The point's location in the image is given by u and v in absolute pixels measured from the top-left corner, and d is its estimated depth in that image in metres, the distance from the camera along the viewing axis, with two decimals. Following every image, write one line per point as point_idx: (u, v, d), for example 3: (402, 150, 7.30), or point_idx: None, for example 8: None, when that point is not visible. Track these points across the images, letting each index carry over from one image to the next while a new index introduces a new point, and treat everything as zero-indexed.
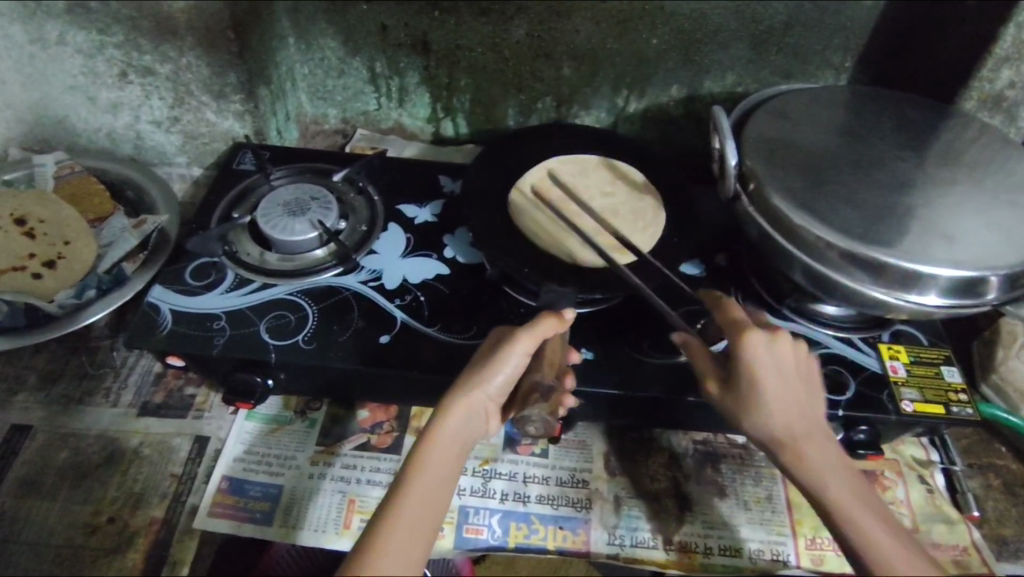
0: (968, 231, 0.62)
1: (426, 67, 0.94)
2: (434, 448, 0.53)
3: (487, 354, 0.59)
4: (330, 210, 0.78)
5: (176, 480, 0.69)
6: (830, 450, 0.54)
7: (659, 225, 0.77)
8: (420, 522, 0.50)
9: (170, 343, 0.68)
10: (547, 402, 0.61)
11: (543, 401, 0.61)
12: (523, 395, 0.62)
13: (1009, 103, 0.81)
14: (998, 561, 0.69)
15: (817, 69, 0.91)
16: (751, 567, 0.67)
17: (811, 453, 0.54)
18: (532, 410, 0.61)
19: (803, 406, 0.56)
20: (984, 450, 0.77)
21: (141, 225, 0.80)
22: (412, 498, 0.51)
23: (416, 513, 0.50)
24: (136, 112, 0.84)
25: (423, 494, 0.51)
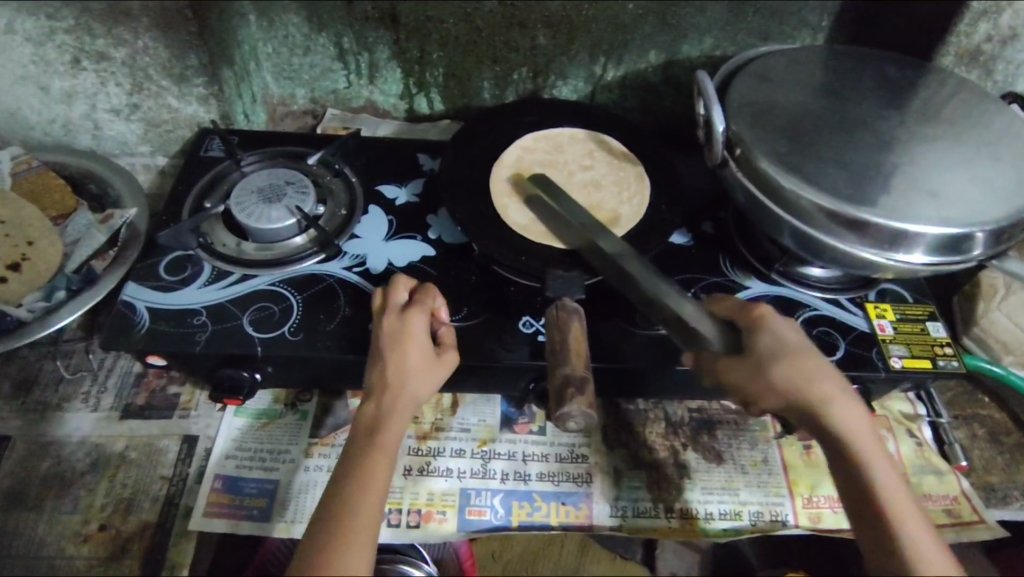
0: (955, 187, 0.63)
1: (396, 41, 0.91)
2: (377, 477, 0.55)
3: (406, 363, 0.59)
4: (306, 195, 0.75)
5: (167, 482, 0.67)
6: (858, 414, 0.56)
7: (643, 195, 0.76)
8: (366, 549, 0.51)
9: (149, 342, 0.65)
10: (584, 394, 0.52)
11: (583, 393, 0.52)
12: (556, 392, 0.52)
13: (985, 57, 0.81)
14: (987, 508, 0.71)
15: (794, 29, 0.90)
16: (751, 529, 0.68)
17: (835, 410, 0.56)
18: (572, 405, 0.51)
19: (816, 367, 0.58)
20: (968, 402, 0.79)
21: (108, 220, 0.76)
22: (357, 527, 0.52)
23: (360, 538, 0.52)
24: (92, 100, 0.80)
25: (367, 524, 0.53)
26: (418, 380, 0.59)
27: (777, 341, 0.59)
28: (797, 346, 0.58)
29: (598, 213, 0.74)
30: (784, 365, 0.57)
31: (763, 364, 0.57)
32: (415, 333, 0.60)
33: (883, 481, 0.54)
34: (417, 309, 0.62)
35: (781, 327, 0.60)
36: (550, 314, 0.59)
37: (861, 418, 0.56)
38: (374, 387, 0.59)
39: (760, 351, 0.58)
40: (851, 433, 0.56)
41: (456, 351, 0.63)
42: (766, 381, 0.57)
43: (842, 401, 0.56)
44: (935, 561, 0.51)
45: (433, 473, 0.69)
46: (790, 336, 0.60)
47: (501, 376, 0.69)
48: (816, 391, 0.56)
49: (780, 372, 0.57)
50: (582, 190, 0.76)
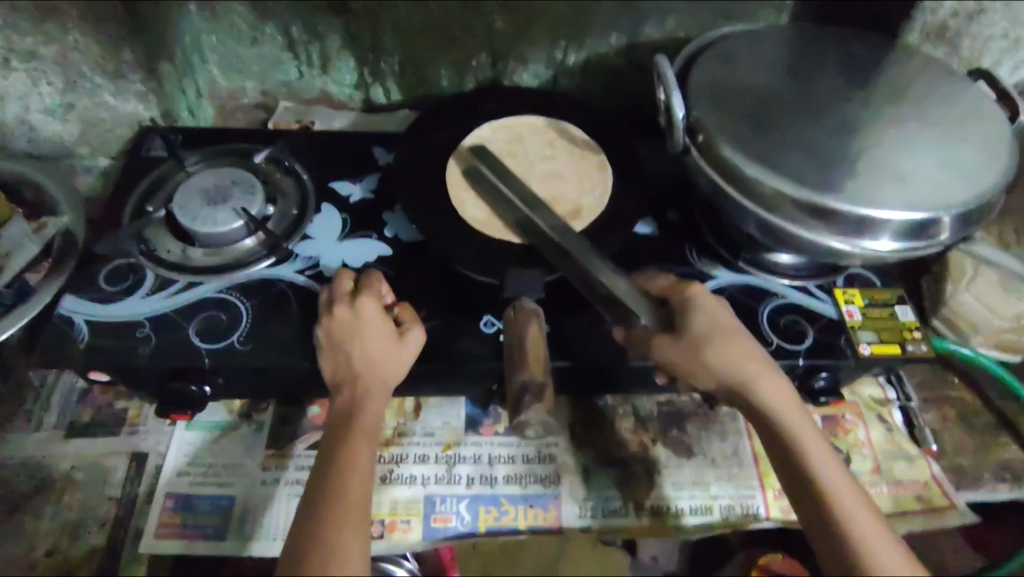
0: (921, 170, 0.61)
1: (347, 29, 0.87)
2: (361, 454, 0.55)
3: (370, 350, 0.59)
4: (254, 195, 0.72)
5: (116, 504, 0.64)
6: (784, 388, 0.57)
7: (605, 185, 0.74)
8: (359, 520, 0.51)
9: (89, 359, 0.62)
10: (542, 401, 0.50)
11: (540, 400, 0.50)
12: (513, 401, 0.50)
13: (952, 33, 0.79)
14: (958, 492, 0.71)
15: (758, 7, 0.87)
16: (722, 523, 0.67)
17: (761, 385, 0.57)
18: (529, 414, 0.49)
19: (741, 344, 0.59)
20: (938, 384, 0.79)
21: (42, 230, 0.71)
22: (346, 501, 0.52)
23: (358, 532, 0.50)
24: (24, 101, 0.74)
25: (357, 495, 0.53)
26: (384, 366, 0.59)
27: (708, 321, 0.60)
28: (724, 325, 0.59)
29: (559, 205, 0.72)
30: (712, 344, 0.58)
31: (694, 344, 0.58)
32: (371, 320, 0.60)
33: (814, 455, 0.55)
34: (368, 297, 0.62)
35: (713, 308, 0.61)
36: (508, 315, 0.56)
37: (788, 395, 0.57)
38: (341, 376, 0.59)
39: (691, 331, 0.59)
40: (779, 409, 0.57)
41: (421, 327, 0.62)
42: (696, 361, 0.58)
43: (767, 377, 0.58)
44: (869, 532, 0.50)
45: (396, 481, 0.67)
46: (721, 315, 0.61)
47: (463, 378, 0.66)
48: (743, 368, 0.58)
49: (709, 352, 0.58)
50: (542, 182, 0.74)
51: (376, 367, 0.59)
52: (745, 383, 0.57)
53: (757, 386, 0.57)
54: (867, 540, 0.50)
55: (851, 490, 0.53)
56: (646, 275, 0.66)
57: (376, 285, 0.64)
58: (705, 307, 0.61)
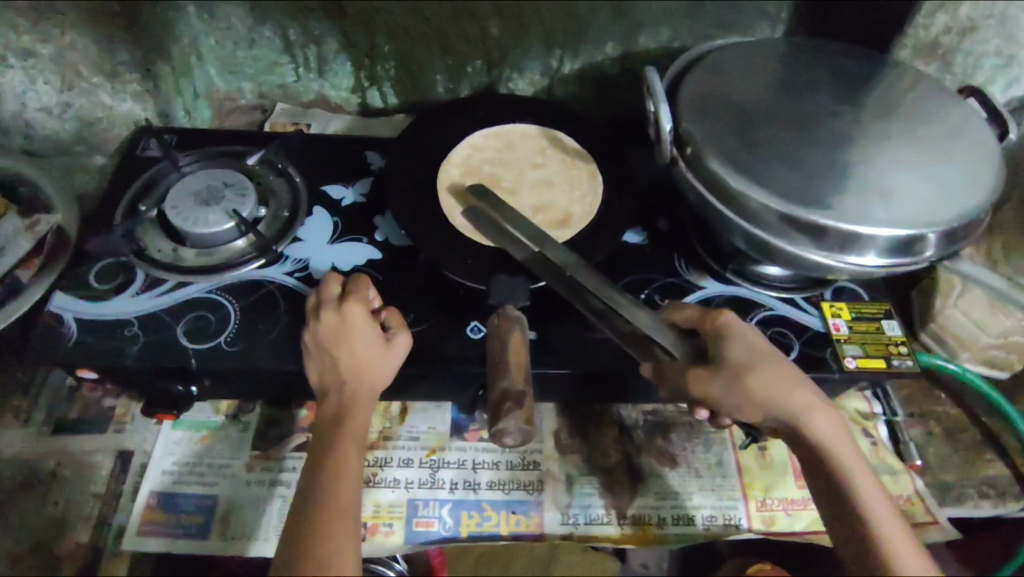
0: (907, 186, 0.61)
1: (344, 33, 0.88)
2: (350, 460, 0.56)
3: (357, 355, 0.59)
4: (246, 197, 0.72)
5: (100, 501, 0.64)
6: (834, 420, 0.57)
7: (595, 194, 0.74)
8: (350, 525, 0.53)
9: (76, 356, 0.63)
10: (522, 408, 0.50)
11: (519, 408, 0.50)
12: (493, 407, 0.51)
13: (944, 49, 0.79)
14: (941, 507, 0.71)
15: (753, 20, 0.87)
16: (704, 534, 0.67)
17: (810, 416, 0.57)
18: (508, 422, 0.49)
19: (787, 373, 0.58)
20: (924, 398, 0.79)
21: (34, 226, 0.72)
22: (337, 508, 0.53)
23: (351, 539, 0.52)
24: (20, 99, 0.76)
25: (347, 501, 0.54)
26: (372, 370, 0.60)
27: (750, 349, 0.59)
28: (768, 353, 0.58)
29: (548, 213, 0.72)
30: (757, 374, 0.57)
31: (738, 374, 0.57)
32: (358, 324, 0.61)
33: (864, 490, 0.54)
34: (355, 302, 0.62)
35: (752, 334, 0.60)
36: (491, 323, 0.57)
37: (838, 426, 0.57)
38: (328, 380, 0.60)
39: (734, 360, 0.58)
40: (829, 440, 0.56)
41: (407, 332, 0.63)
42: (740, 391, 0.57)
43: (816, 408, 0.57)
44: (920, 568, 0.51)
45: (379, 484, 0.67)
46: (760, 343, 0.60)
47: (448, 383, 0.67)
48: (792, 400, 0.57)
49: (756, 382, 0.57)
50: (532, 190, 0.74)
51: (362, 370, 0.59)
52: (793, 415, 0.57)
53: (807, 418, 0.56)
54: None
55: (899, 525, 0.53)
56: (671, 306, 0.64)
57: (364, 289, 0.64)
58: (746, 334, 0.60)
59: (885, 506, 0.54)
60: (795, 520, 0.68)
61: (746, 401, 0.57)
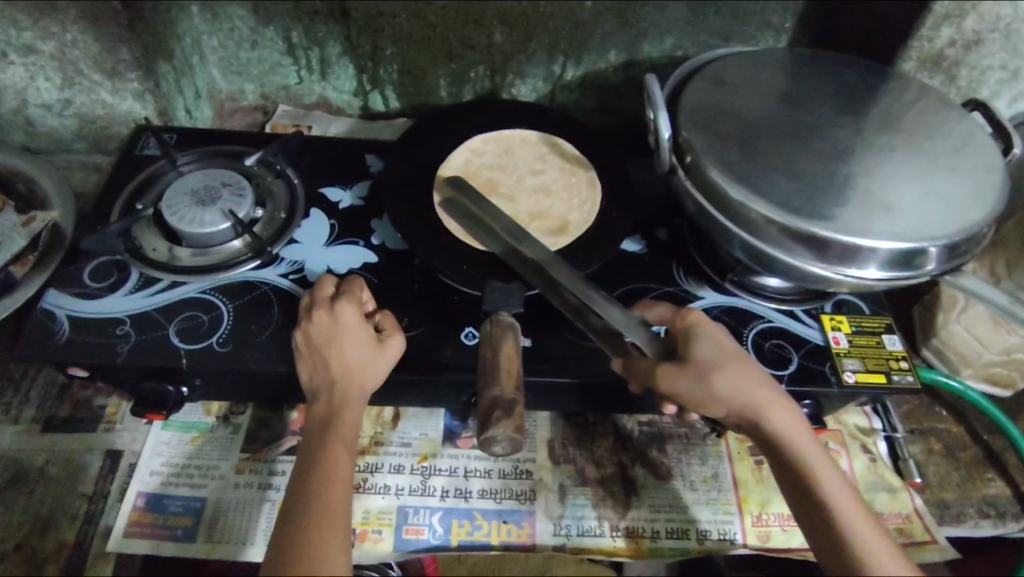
0: (909, 200, 0.61)
1: (347, 36, 0.88)
2: (340, 462, 0.55)
3: (349, 358, 0.59)
4: (243, 198, 0.72)
5: (87, 500, 0.63)
6: (796, 415, 0.55)
7: (594, 202, 0.73)
8: (343, 532, 0.52)
9: (67, 354, 0.62)
10: (512, 417, 0.49)
11: (509, 417, 0.49)
12: (482, 415, 0.50)
13: (949, 63, 0.79)
14: (940, 526, 0.70)
15: (757, 30, 0.87)
16: (698, 548, 0.66)
17: (775, 414, 0.55)
18: (498, 430, 0.48)
19: (750, 371, 0.56)
20: (926, 415, 0.77)
21: (30, 223, 0.71)
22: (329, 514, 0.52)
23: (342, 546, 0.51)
24: (21, 96, 0.77)
25: (338, 506, 0.53)
26: (363, 374, 0.59)
27: (714, 347, 0.57)
28: (734, 352, 0.57)
29: (546, 220, 0.72)
30: (722, 372, 0.55)
31: (703, 372, 0.55)
32: (351, 327, 0.60)
33: (829, 485, 0.53)
34: (348, 303, 0.61)
35: (714, 332, 0.58)
36: (485, 331, 0.56)
37: (802, 425, 0.56)
38: (319, 382, 0.59)
39: (700, 359, 0.56)
40: (793, 438, 0.55)
41: (400, 335, 0.62)
42: (708, 391, 0.55)
43: (780, 406, 0.55)
44: (888, 561, 0.50)
45: (370, 490, 0.67)
46: (726, 342, 0.58)
47: (442, 389, 0.66)
48: (756, 398, 0.55)
49: (722, 381, 0.55)
50: (530, 197, 0.74)
51: (353, 373, 0.58)
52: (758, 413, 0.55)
53: (772, 415, 0.55)
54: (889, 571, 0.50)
55: (866, 519, 0.52)
56: (643, 304, 0.65)
57: (357, 290, 0.63)
58: (709, 332, 0.58)
59: (851, 499, 0.53)
60: (792, 536, 0.67)
61: (711, 400, 0.55)
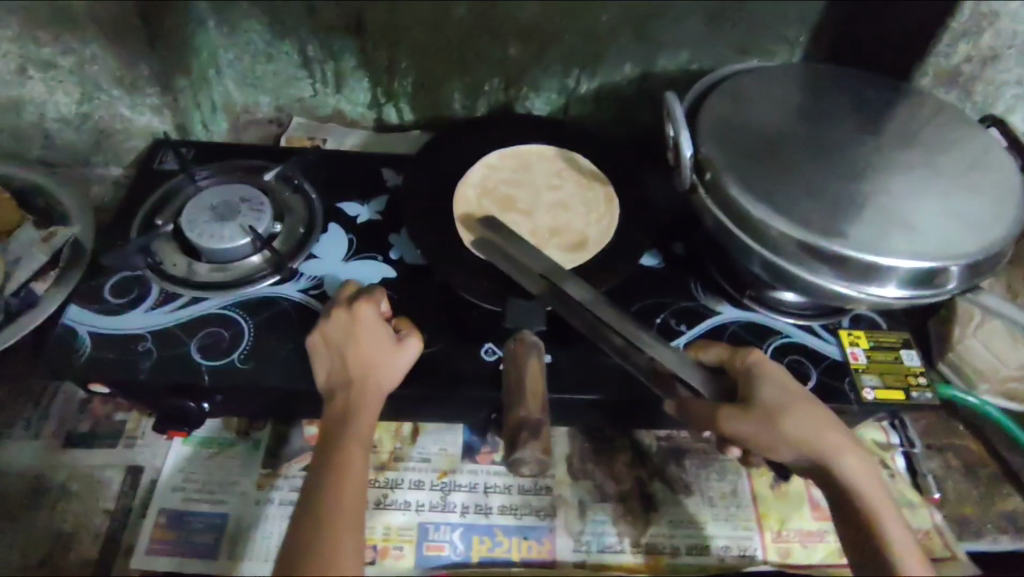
0: (930, 218, 0.61)
1: (362, 50, 0.88)
2: (354, 458, 0.55)
3: (365, 355, 0.60)
4: (262, 213, 0.72)
5: (109, 516, 0.64)
6: (866, 465, 0.55)
7: (612, 217, 0.74)
8: (354, 526, 0.52)
9: (91, 370, 0.62)
10: (539, 439, 0.49)
11: (536, 438, 0.49)
12: (509, 435, 0.50)
13: (965, 78, 0.79)
14: (960, 541, 0.70)
15: (772, 43, 0.87)
16: (719, 565, 0.66)
17: (842, 461, 0.55)
18: (525, 451, 0.49)
19: (819, 416, 0.56)
20: (942, 430, 0.78)
21: (50, 237, 0.71)
22: (339, 507, 0.52)
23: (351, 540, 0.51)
24: (40, 110, 0.76)
25: (349, 499, 0.53)
26: (378, 369, 0.59)
27: (781, 391, 0.57)
28: (800, 394, 0.57)
29: (564, 236, 0.72)
30: (788, 417, 0.56)
31: (771, 415, 0.56)
32: (367, 325, 0.61)
33: (895, 539, 0.52)
34: (365, 302, 0.63)
35: (783, 377, 0.59)
36: (509, 346, 0.57)
37: (872, 471, 0.55)
38: (335, 380, 0.60)
39: (766, 401, 0.57)
40: (861, 488, 0.54)
41: (417, 334, 0.63)
42: (774, 432, 0.55)
43: (849, 454, 0.55)
44: None
45: (390, 507, 0.67)
46: (793, 386, 0.59)
47: (462, 405, 0.66)
48: (824, 444, 0.55)
49: (789, 424, 0.55)
50: (548, 212, 0.74)
51: (370, 369, 0.59)
52: (824, 459, 0.55)
53: (839, 462, 0.55)
54: None
55: None
56: (697, 346, 0.66)
57: (379, 297, 0.64)
58: (778, 378, 0.59)
59: (918, 556, 0.51)
60: (812, 552, 0.67)
61: (777, 444, 0.56)
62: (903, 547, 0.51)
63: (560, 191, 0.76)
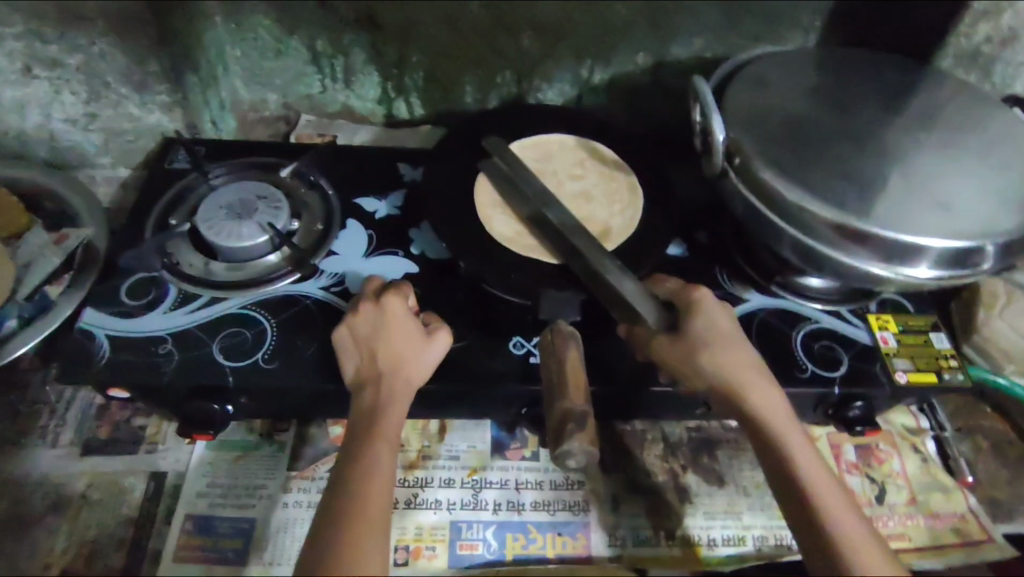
0: (963, 197, 0.60)
1: (373, 44, 0.86)
2: (382, 456, 0.53)
3: (396, 350, 0.58)
4: (279, 210, 0.70)
5: (133, 524, 0.62)
6: (774, 393, 0.56)
7: (636, 206, 0.73)
8: (381, 527, 0.49)
9: (111, 375, 0.60)
10: (586, 430, 0.48)
11: (583, 429, 0.48)
12: (555, 428, 0.49)
13: (985, 59, 0.79)
14: (996, 524, 0.69)
15: (786, 29, 0.87)
16: (756, 555, 0.65)
17: (750, 389, 0.56)
18: (574, 443, 0.47)
19: (736, 349, 0.58)
20: (970, 413, 0.77)
21: (63, 241, 0.70)
22: (365, 501, 0.50)
23: (377, 540, 0.49)
24: (45, 110, 0.73)
25: (377, 502, 0.51)
26: (407, 362, 0.58)
27: (707, 325, 0.59)
28: (723, 329, 0.58)
29: (589, 226, 0.71)
30: (704, 347, 0.57)
31: (691, 346, 0.57)
32: (397, 319, 0.60)
33: (798, 457, 0.53)
34: (394, 296, 0.62)
35: (712, 312, 0.60)
36: (546, 338, 0.56)
37: (781, 407, 0.56)
38: (364, 375, 0.58)
39: (691, 333, 0.58)
40: (769, 415, 0.55)
41: (447, 329, 0.61)
42: (692, 362, 0.57)
43: (759, 383, 0.56)
44: (848, 528, 0.49)
45: (421, 506, 0.65)
46: (723, 322, 0.60)
47: (493, 401, 0.65)
48: (736, 374, 0.56)
49: (705, 357, 0.56)
50: (572, 203, 0.73)
51: (399, 363, 0.58)
52: (736, 387, 0.56)
53: (749, 390, 0.56)
54: (847, 537, 0.48)
55: (834, 491, 0.51)
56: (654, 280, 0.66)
57: (407, 293, 0.63)
58: (709, 313, 0.60)
59: (820, 472, 0.52)
60: None
61: (695, 373, 0.57)
62: (804, 463, 0.52)
63: (582, 181, 0.75)
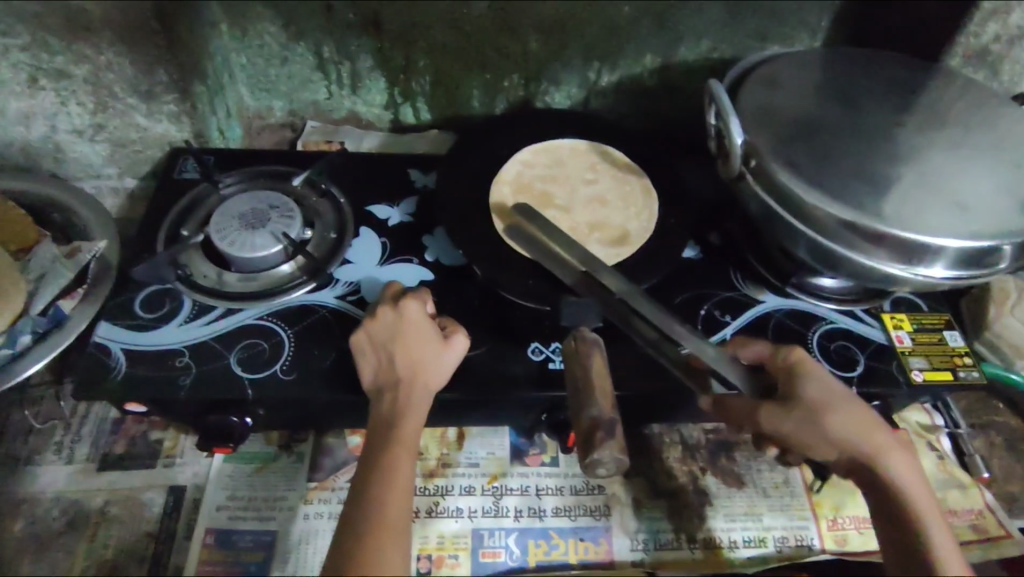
0: (980, 197, 0.60)
1: (380, 49, 0.86)
2: (401, 463, 0.53)
3: (413, 353, 0.58)
4: (293, 220, 0.70)
5: (153, 540, 0.61)
6: (907, 461, 0.54)
7: (651, 210, 0.73)
8: (402, 537, 0.50)
9: (129, 390, 0.60)
10: (616, 438, 0.48)
11: (614, 438, 0.48)
12: (584, 437, 0.49)
13: (993, 57, 0.79)
14: (1013, 519, 0.69)
15: (793, 29, 0.87)
16: (778, 556, 0.65)
17: (885, 459, 0.54)
18: (604, 452, 0.47)
19: (862, 412, 0.55)
20: (984, 409, 0.78)
21: (75, 254, 0.70)
22: (385, 511, 0.50)
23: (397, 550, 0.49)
24: (50, 121, 0.73)
25: (398, 507, 0.51)
26: (427, 368, 0.57)
27: (827, 388, 0.56)
28: (844, 391, 0.56)
29: (604, 230, 0.71)
30: (831, 415, 0.55)
31: (814, 413, 0.55)
32: (414, 323, 0.60)
33: (932, 533, 0.52)
34: (412, 300, 0.61)
35: (825, 372, 0.57)
36: (569, 345, 0.56)
37: (916, 472, 0.54)
38: (382, 381, 0.57)
39: (809, 397, 0.56)
40: (903, 485, 0.54)
41: (464, 334, 0.61)
42: (816, 431, 0.54)
43: (892, 451, 0.54)
44: None
45: (442, 514, 0.65)
46: (836, 381, 0.57)
47: (513, 407, 0.65)
48: (868, 443, 0.54)
49: (834, 424, 0.54)
50: (586, 207, 0.73)
51: (418, 369, 0.57)
52: (869, 457, 0.54)
53: (882, 458, 0.54)
54: None
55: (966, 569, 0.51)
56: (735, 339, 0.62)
57: (424, 298, 0.63)
58: (823, 373, 0.57)
59: (952, 546, 0.52)
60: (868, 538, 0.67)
61: (821, 442, 0.55)
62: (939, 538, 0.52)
63: (596, 185, 0.75)
